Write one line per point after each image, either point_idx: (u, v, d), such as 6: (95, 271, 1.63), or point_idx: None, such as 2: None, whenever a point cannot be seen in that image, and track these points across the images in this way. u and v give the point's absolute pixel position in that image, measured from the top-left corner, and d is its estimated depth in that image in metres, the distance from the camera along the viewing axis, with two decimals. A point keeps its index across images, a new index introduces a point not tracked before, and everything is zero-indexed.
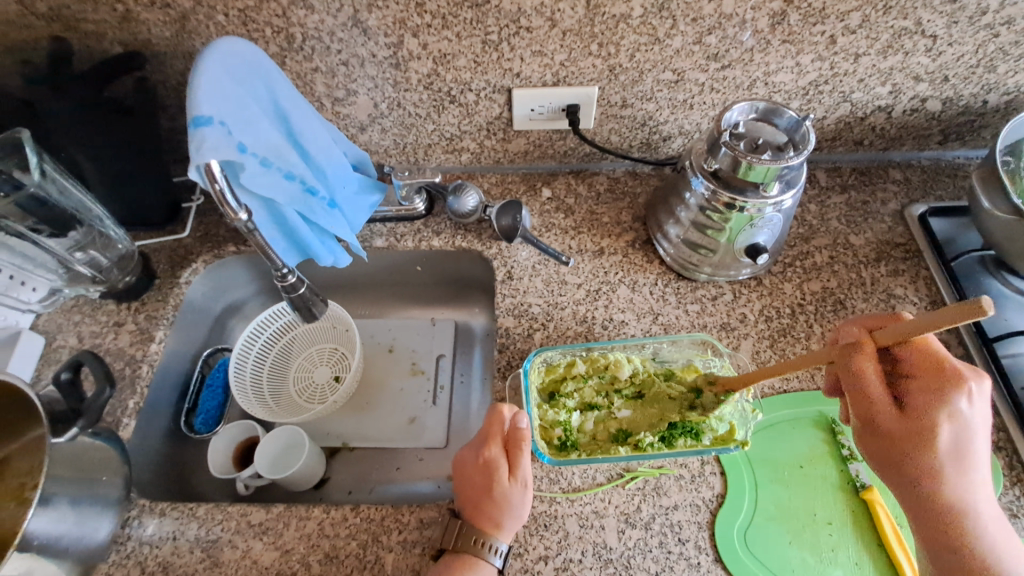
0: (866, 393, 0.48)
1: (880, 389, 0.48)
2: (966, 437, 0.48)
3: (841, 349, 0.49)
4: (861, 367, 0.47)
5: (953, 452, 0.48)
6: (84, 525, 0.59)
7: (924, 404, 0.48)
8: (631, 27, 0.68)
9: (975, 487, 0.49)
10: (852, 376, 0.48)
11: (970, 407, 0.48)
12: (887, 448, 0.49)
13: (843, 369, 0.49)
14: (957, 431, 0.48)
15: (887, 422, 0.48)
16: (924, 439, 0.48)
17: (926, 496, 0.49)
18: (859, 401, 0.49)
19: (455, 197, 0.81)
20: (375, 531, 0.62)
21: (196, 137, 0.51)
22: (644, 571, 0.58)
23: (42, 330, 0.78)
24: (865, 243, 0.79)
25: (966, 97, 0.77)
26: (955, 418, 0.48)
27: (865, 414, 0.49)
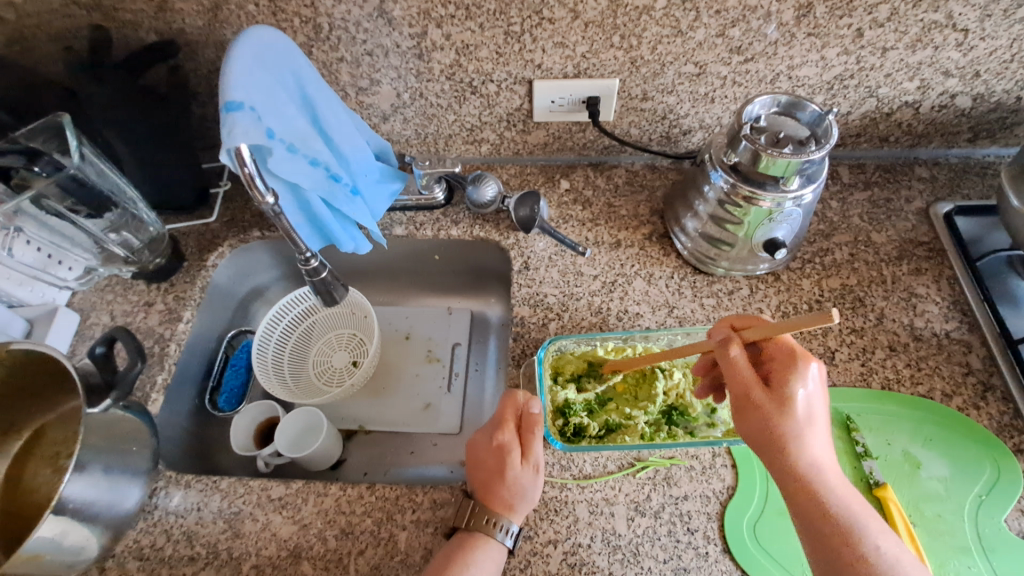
0: (736, 373, 0.51)
1: (744, 367, 0.51)
2: (811, 412, 0.50)
3: (719, 342, 0.53)
4: (729, 352, 0.52)
5: (808, 424, 0.49)
6: (115, 492, 0.62)
7: (779, 380, 0.50)
8: (653, 19, 0.68)
9: (825, 468, 0.49)
10: (731, 366, 0.52)
11: (812, 385, 0.50)
12: (753, 423, 0.50)
13: (721, 360, 0.53)
14: (807, 408, 0.50)
15: (751, 394, 0.50)
16: (778, 414, 0.49)
17: (784, 470, 0.49)
18: (734, 385, 0.51)
19: (474, 187, 0.82)
20: (389, 509, 0.64)
21: (227, 122, 0.53)
22: (652, 558, 0.58)
23: (77, 307, 0.82)
24: (887, 241, 0.78)
25: (998, 93, 0.76)
26: (804, 395, 0.50)
27: (736, 391, 0.51)
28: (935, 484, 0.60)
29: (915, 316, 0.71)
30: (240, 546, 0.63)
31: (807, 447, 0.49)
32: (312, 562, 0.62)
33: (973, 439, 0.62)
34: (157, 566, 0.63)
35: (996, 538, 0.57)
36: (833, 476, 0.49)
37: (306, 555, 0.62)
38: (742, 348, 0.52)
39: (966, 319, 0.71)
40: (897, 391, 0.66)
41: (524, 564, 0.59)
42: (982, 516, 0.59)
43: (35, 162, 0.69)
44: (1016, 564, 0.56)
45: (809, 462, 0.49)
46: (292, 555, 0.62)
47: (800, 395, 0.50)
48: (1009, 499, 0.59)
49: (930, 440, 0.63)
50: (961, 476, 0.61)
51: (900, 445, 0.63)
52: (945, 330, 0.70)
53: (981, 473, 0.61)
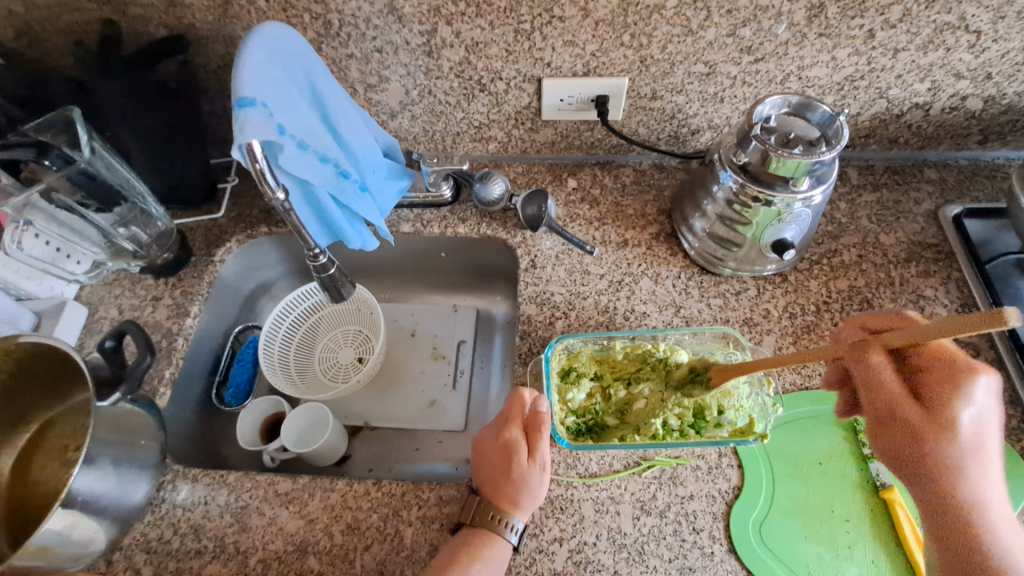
0: (881, 389, 0.48)
1: (891, 381, 0.48)
2: (989, 432, 0.48)
3: (851, 348, 0.50)
4: (870, 360, 0.49)
5: (974, 446, 0.48)
6: (123, 486, 0.62)
7: (935, 400, 0.48)
8: (664, 18, 0.68)
9: (992, 488, 0.48)
10: (870, 376, 0.49)
11: (978, 401, 0.47)
12: (912, 445, 0.48)
13: (855, 368, 0.50)
14: (976, 428, 0.47)
15: (907, 416, 0.48)
16: (947, 440, 0.47)
17: (949, 503, 0.48)
18: (875, 403, 0.49)
19: (481, 185, 0.82)
20: (396, 505, 0.64)
21: (239, 118, 0.53)
22: (658, 557, 0.59)
23: (85, 301, 0.82)
24: (895, 243, 0.77)
25: (1009, 95, 0.75)
26: (971, 412, 0.47)
27: (913, 421, 0.48)
28: None
29: (922, 318, 0.71)
30: (248, 540, 0.64)
31: (978, 476, 0.48)
32: (319, 557, 0.62)
33: None
34: (164, 559, 0.63)
35: None
36: (1000, 505, 0.49)
37: (313, 550, 0.62)
38: (882, 355, 0.49)
39: None
40: None
41: (529, 562, 0.59)
42: None
43: (45, 155, 0.69)
44: None
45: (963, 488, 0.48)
46: (299, 549, 0.62)
47: (967, 417, 0.47)
48: (1016, 502, 0.59)
49: None
50: None
51: None
52: (954, 332, 0.70)
53: None
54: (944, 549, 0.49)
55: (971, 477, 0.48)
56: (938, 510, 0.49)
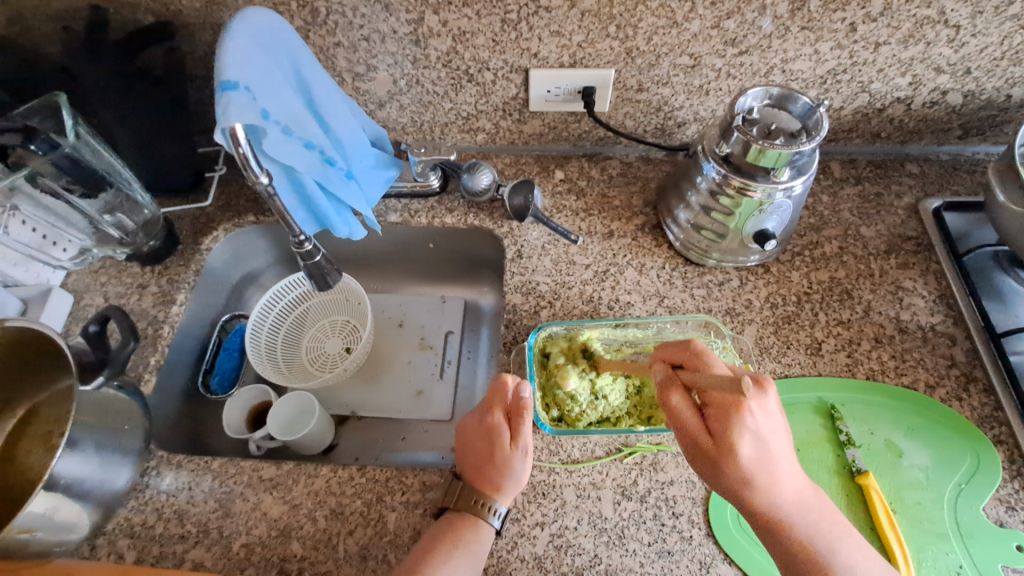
0: (688, 430, 0.54)
1: (687, 416, 0.54)
2: (756, 446, 0.52)
3: (663, 389, 0.56)
4: (674, 401, 0.55)
5: (758, 467, 0.51)
6: (107, 471, 0.62)
7: (721, 431, 0.52)
8: (649, 9, 0.69)
9: (788, 492, 0.52)
10: (673, 412, 0.55)
11: (753, 427, 0.52)
12: (711, 469, 0.53)
13: (664, 403, 0.56)
14: (758, 450, 0.52)
15: (700, 443, 0.54)
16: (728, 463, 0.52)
17: (751, 514, 0.52)
18: (687, 440, 0.54)
19: (469, 175, 0.83)
20: (379, 491, 0.64)
21: (222, 101, 0.53)
22: (637, 541, 0.59)
23: (71, 289, 0.82)
24: (876, 235, 0.78)
25: (988, 91, 0.76)
26: (752, 433, 0.52)
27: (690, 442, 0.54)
28: (916, 473, 0.62)
29: (901, 309, 0.72)
30: (231, 525, 0.64)
31: (767, 489, 0.51)
32: (302, 542, 0.62)
33: (954, 430, 0.64)
34: (147, 544, 0.63)
35: (974, 526, 0.58)
36: (799, 508, 0.52)
37: (296, 535, 0.63)
38: (682, 394, 0.55)
39: (951, 312, 0.72)
40: (883, 382, 0.67)
41: (511, 546, 0.59)
42: (961, 504, 0.60)
43: (32, 139, 0.68)
44: (994, 551, 0.57)
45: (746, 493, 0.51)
46: (282, 534, 0.63)
47: (741, 435, 0.52)
48: (988, 487, 0.60)
49: (913, 430, 0.64)
50: (941, 465, 0.62)
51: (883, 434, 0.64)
52: (931, 322, 0.71)
53: (962, 462, 0.62)
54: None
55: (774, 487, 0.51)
56: (767, 527, 0.52)
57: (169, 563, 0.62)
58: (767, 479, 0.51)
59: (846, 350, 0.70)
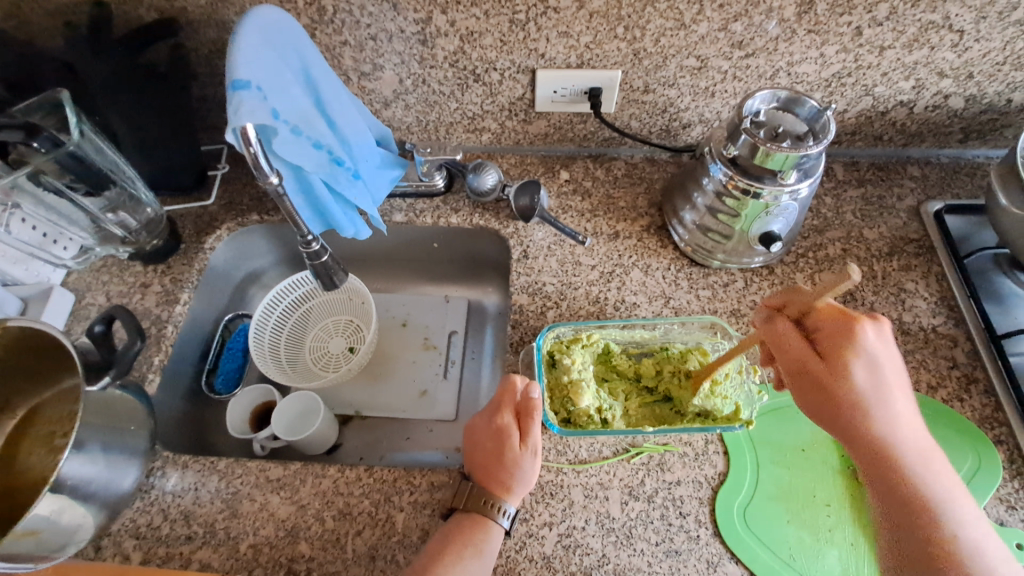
0: (782, 341, 0.55)
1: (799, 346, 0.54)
2: (897, 399, 0.53)
3: (766, 318, 0.57)
4: (779, 327, 0.55)
5: (876, 393, 0.52)
6: (112, 472, 0.62)
7: (835, 347, 0.53)
8: (657, 11, 0.69)
9: (905, 426, 0.53)
10: (778, 337, 0.55)
11: (870, 344, 0.53)
12: (815, 399, 0.53)
13: (766, 334, 0.56)
14: (871, 373, 0.53)
15: (812, 370, 0.53)
16: (846, 372, 0.52)
17: (863, 447, 0.52)
18: (786, 362, 0.55)
19: (474, 175, 0.83)
20: (387, 491, 0.65)
21: (233, 101, 0.53)
22: (644, 541, 0.60)
23: (72, 287, 0.81)
24: (878, 237, 0.79)
25: (989, 95, 0.77)
26: (870, 344, 0.53)
27: (835, 379, 0.53)
28: None
29: (903, 311, 0.73)
30: (238, 526, 0.64)
31: (886, 415, 0.52)
32: (310, 542, 0.62)
33: (956, 431, 0.64)
34: (154, 545, 0.63)
35: None
36: (920, 454, 0.52)
37: (304, 535, 0.63)
38: (786, 321, 0.56)
39: (952, 314, 0.73)
40: None
41: (519, 546, 0.60)
42: None
43: (34, 136, 0.66)
44: None
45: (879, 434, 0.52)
46: (290, 534, 0.63)
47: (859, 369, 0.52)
48: (989, 487, 0.61)
49: None
50: None
51: None
52: (933, 324, 0.72)
53: (963, 462, 0.63)
54: (902, 526, 0.50)
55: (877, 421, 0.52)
56: (883, 464, 0.51)
57: (175, 565, 0.62)
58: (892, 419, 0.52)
59: None
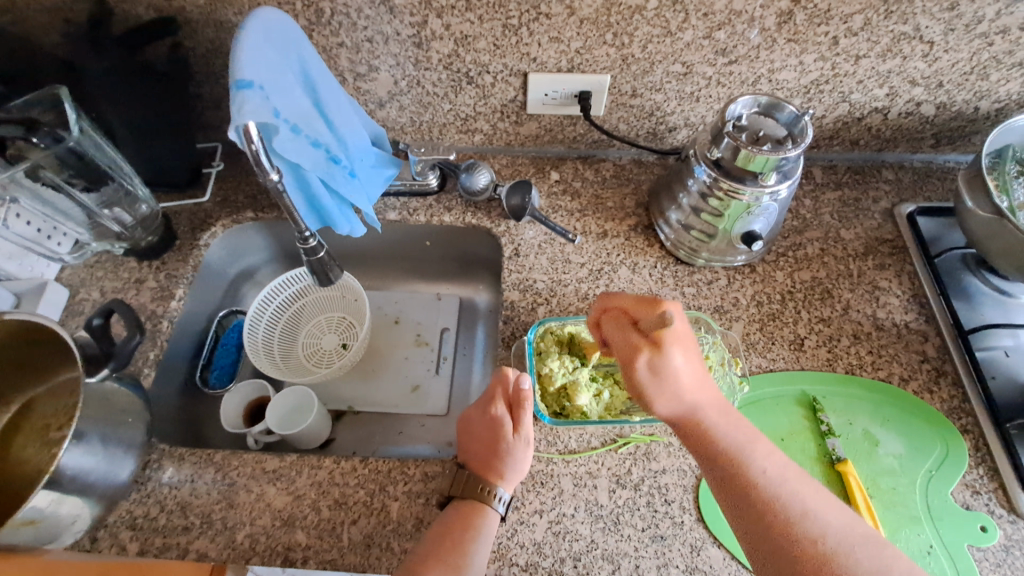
0: (615, 347, 0.59)
1: (618, 337, 0.59)
2: (676, 386, 0.56)
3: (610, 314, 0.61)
4: (606, 323, 0.61)
5: (720, 412, 0.56)
6: (110, 463, 0.63)
7: (626, 340, 0.58)
8: (645, 19, 0.72)
9: (741, 446, 0.54)
10: (616, 334, 0.59)
11: (685, 356, 0.56)
12: (665, 389, 0.55)
13: (613, 330, 0.60)
14: (656, 386, 0.55)
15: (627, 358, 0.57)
16: (657, 382, 0.55)
17: (715, 466, 0.54)
18: (622, 353, 0.58)
19: (467, 175, 0.85)
20: (382, 481, 0.66)
21: (237, 99, 0.54)
22: (631, 527, 0.62)
23: (66, 283, 0.82)
24: (855, 238, 0.83)
25: (958, 103, 0.81)
26: (681, 363, 0.56)
27: (629, 380, 0.57)
28: (890, 460, 0.66)
29: (878, 307, 0.77)
30: (235, 516, 0.65)
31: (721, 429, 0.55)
32: (306, 531, 0.64)
33: (925, 420, 0.68)
34: (150, 535, 0.64)
35: (944, 509, 0.63)
36: (779, 478, 0.52)
37: (300, 524, 0.64)
38: (610, 325, 0.60)
39: (924, 311, 0.76)
40: (860, 375, 0.71)
41: (511, 532, 0.62)
42: (932, 490, 0.64)
43: (34, 133, 0.70)
44: (960, 532, 0.61)
45: (665, 413, 0.56)
46: (286, 524, 0.64)
47: (643, 368, 0.56)
48: (955, 473, 0.65)
49: (888, 420, 0.68)
50: (914, 453, 0.66)
51: (861, 425, 0.68)
52: (905, 320, 0.76)
53: (932, 450, 0.66)
54: (742, 527, 0.51)
55: (664, 410, 0.56)
56: (702, 447, 0.55)
57: (172, 554, 0.63)
58: (676, 397, 0.56)
59: (827, 346, 0.74)
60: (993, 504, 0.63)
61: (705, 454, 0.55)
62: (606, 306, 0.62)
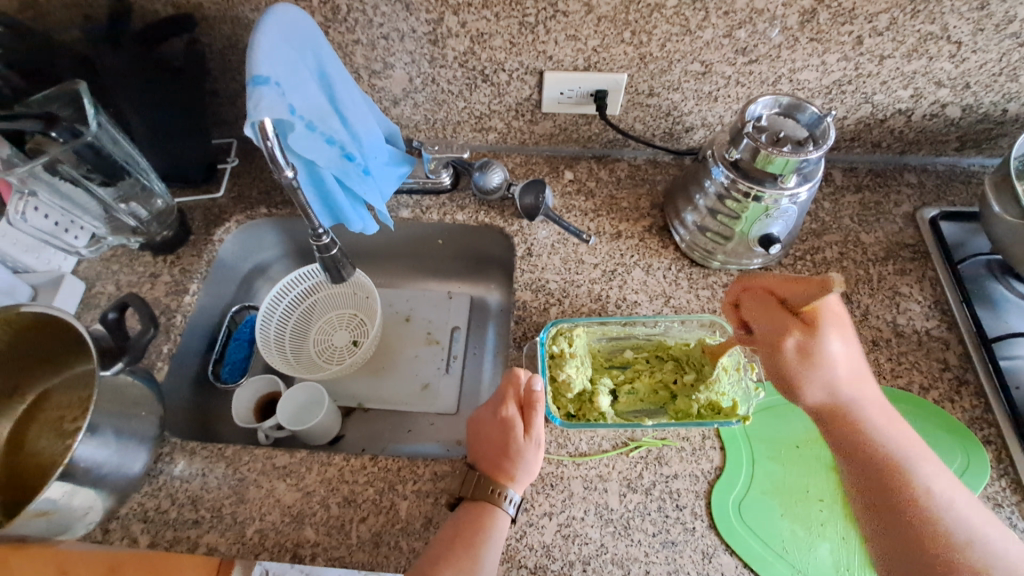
0: (772, 330, 0.59)
1: (762, 315, 0.60)
2: (828, 375, 0.58)
3: (756, 296, 0.61)
4: (768, 305, 0.60)
5: (850, 380, 0.58)
6: (123, 456, 0.63)
7: (777, 317, 0.59)
8: (664, 17, 0.70)
9: (899, 435, 0.57)
10: (761, 312, 0.60)
11: (840, 335, 0.58)
12: (804, 371, 0.58)
13: (760, 312, 0.60)
14: (847, 370, 0.58)
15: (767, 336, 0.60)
16: (818, 356, 0.58)
17: (870, 456, 0.56)
18: (768, 332, 0.60)
19: (481, 173, 0.84)
20: (391, 479, 0.66)
21: (254, 95, 0.55)
22: (642, 532, 0.61)
23: (82, 276, 0.83)
24: (875, 242, 0.81)
25: (985, 105, 0.79)
26: (839, 346, 0.58)
27: (779, 353, 0.59)
28: None
29: (898, 314, 0.75)
30: (245, 511, 0.65)
31: (877, 424, 0.57)
32: (315, 528, 0.64)
33: (946, 430, 0.66)
34: (161, 528, 0.64)
35: None
36: (908, 450, 0.56)
37: (309, 521, 0.64)
38: (757, 303, 0.61)
39: (945, 318, 0.75)
40: (878, 383, 0.70)
41: (520, 534, 0.61)
42: None
43: (53, 127, 0.70)
44: None
45: (813, 399, 0.59)
46: (296, 520, 0.64)
47: (790, 348, 0.58)
48: (977, 484, 0.63)
49: None
50: None
51: None
52: (926, 327, 0.74)
53: (953, 460, 0.64)
54: (867, 491, 0.56)
55: (812, 396, 0.59)
56: (846, 432, 0.57)
57: (183, 547, 0.63)
58: (825, 383, 0.58)
59: None
60: (1016, 518, 0.61)
61: (844, 436, 0.58)
62: (748, 286, 0.62)
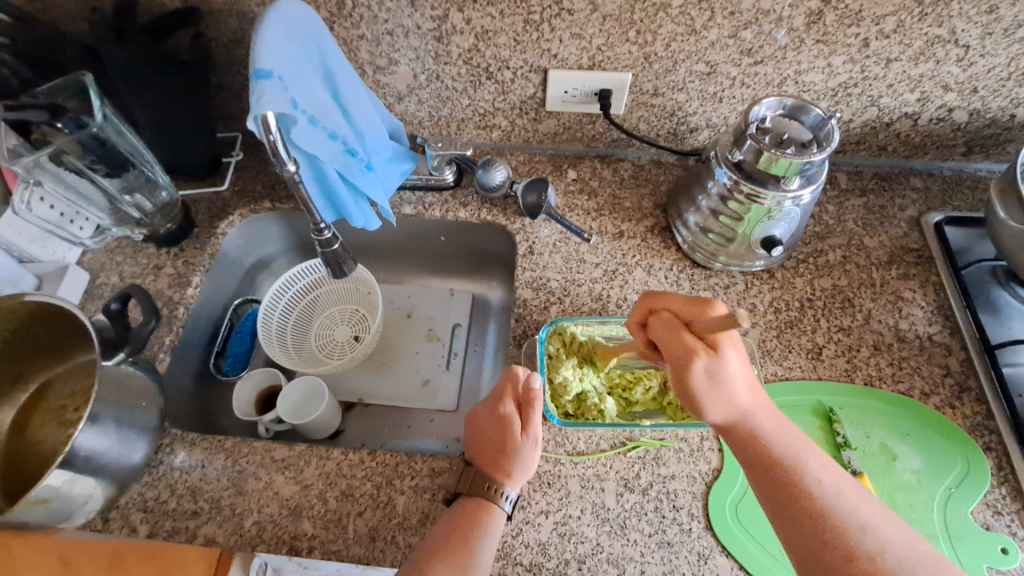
0: (676, 355, 0.55)
1: (667, 337, 0.55)
2: (729, 392, 0.55)
3: (665, 321, 0.56)
4: (674, 331, 0.55)
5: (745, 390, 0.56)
6: (123, 446, 0.64)
7: (676, 343, 0.55)
8: (669, 17, 0.70)
9: (802, 454, 0.54)
10: (665, 337, 0.56)
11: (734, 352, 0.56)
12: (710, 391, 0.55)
13: (665, 333, 0.56)
14: (742, 388, 0.56)
15: (676, 362, 0.55)
16: (712, 377, 0.54)
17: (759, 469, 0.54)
18: (671, 352, 0.55)
19: (484, 171, 0.84)
20: (389, 475, 0.66)
21: (256, 89, 0.55)
22: (638, 532, 0.61)
23: (87, 267, 0.83)
24: (879, 246, 0.81)
25: (993, 109, 0.79)
26: (731, 364, 0.55)
27: (681, 376, 0.55)
28: (908, 475, 0.64)
29: (900, 318, 0.75)
30: (243, 503, 0.65)
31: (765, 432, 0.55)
32: (312, 521, 0.64)
33: (947, 437, 0.66)
34: (160, 518, 0.65)
35: (963, 528, 0.61)
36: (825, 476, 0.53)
37: (307, 514, 0.64)
38: (661, 326, 0.56)
39: (948, 324, 0.74)
40: (879, 388, 0.70)
41: (516, 532, 0.61)
42: (951, 508, 0.62)
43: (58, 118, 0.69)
44: (980, 554, 0.59)
45: (715, 418, 0.57)
46: (293, 512, 0.64)
47: (700, 371, 0.54)
48: (976, 490, 0.63)
49: (907, 435, 0.66)
50: (933, 469, 0.64)
51: (879, 438, 0.66)
52: (928, 333, 0.74)
53: (953, 467, 0.64)
54: (777, 516, 0.52)
55: (714, 415, 0.56)
56: (747, 446, 0.55)
57: (181, 538, 0.64)
58: (725, 400, 0.55)
59: (846, 356, 0.72)
60: (1015, 526, 0.61)
61: (750, 452, 0.55)
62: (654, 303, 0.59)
